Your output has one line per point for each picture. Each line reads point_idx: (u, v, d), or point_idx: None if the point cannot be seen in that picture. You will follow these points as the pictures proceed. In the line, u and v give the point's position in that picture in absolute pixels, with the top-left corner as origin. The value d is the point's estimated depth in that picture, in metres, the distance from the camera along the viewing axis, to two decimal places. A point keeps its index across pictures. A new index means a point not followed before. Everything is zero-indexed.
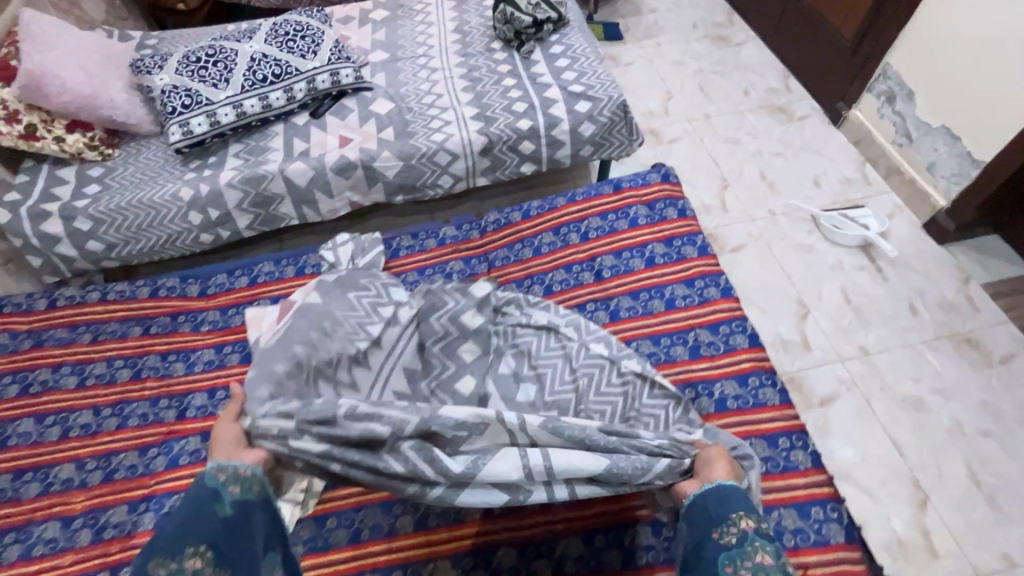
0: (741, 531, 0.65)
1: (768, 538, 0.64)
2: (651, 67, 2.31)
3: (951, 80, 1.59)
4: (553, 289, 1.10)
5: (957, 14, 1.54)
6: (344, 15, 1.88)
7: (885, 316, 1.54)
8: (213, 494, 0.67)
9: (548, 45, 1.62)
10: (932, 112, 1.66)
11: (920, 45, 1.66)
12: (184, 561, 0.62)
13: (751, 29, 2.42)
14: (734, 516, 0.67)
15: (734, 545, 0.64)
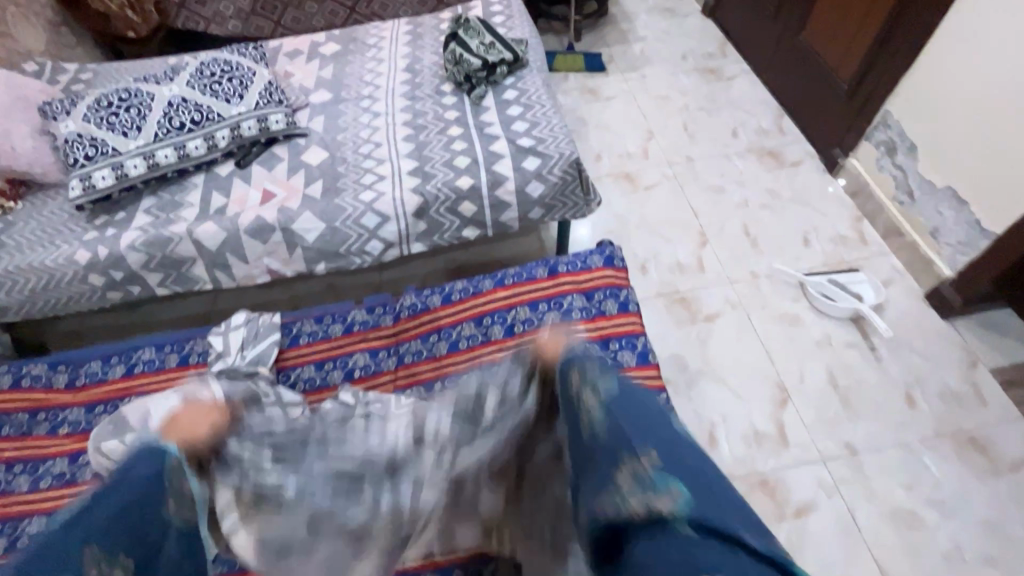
0: (564, 387, 0.61)
1: (580, 369, 0.60)
2: (634, 103, 2.13)
3: (961, 140, 1.39)
4: None
5: (965, 66, 1.35)
6: (292, 49, 1.73)
7: (877, 407, 1.34)
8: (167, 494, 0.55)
9: (501, 89, 1.46)
10: (937, 172, 1.46)
11: (925, 96, 1.46)
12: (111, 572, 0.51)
13: (744, 61, 2.24)
14: (557, 375, 0.63)
15: (565, 397, 0.61)
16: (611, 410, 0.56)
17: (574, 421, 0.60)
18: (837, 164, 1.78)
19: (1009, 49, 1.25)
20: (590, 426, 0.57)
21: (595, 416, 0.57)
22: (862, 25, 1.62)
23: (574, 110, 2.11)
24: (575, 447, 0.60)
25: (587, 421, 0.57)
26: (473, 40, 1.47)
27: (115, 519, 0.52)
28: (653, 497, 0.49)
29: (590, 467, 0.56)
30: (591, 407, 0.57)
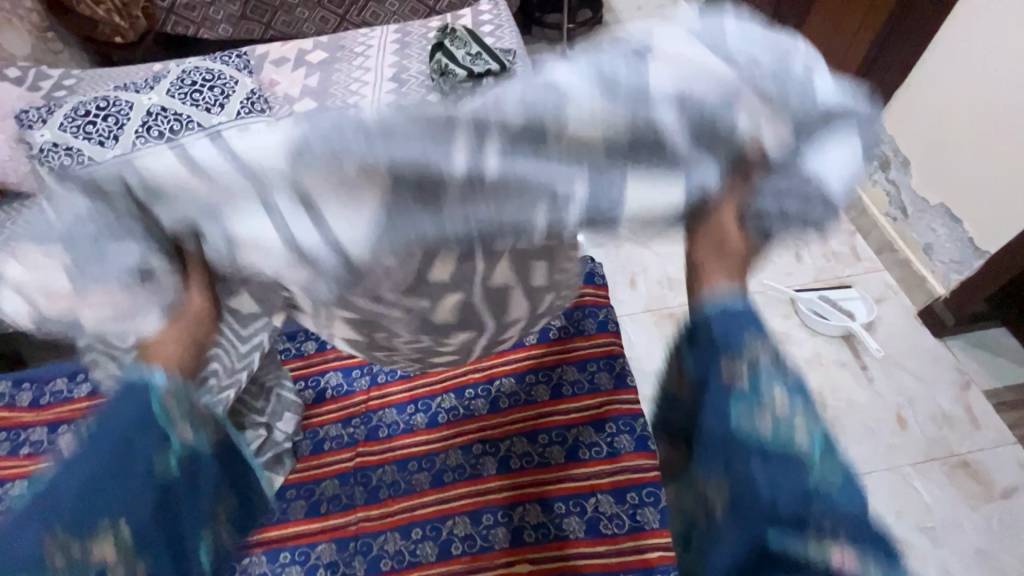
0: (760, 373, 0.49)
1: (788, 384, 0.49)
2: None
3: (957, 155, 1.36)
4: None
5: (957, 87, 1.33)
6: (279, 56, 1.71)
7: (868, 430, 1.31)
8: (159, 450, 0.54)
9: None
10: (929, 189, 1.44)
11: (919, 112, 1.44)
12: (93, 547, 0.51)
13: None
14: (750, 342, 0.50)
15: (749, 389, 0.49)
16: (833, 451, 0.47)
17: (756, 426, 0.48)
18: None
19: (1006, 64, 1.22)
20: (809, 463, 0.46)
21: (820, 451, 0.47)
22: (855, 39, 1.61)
23: None
24: (741, 447, 0.48)
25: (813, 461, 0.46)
26: (460, 50, 1.45)
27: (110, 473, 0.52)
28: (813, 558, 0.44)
29: (770, 493, 0.46)
30: (811, 436, 0.47)
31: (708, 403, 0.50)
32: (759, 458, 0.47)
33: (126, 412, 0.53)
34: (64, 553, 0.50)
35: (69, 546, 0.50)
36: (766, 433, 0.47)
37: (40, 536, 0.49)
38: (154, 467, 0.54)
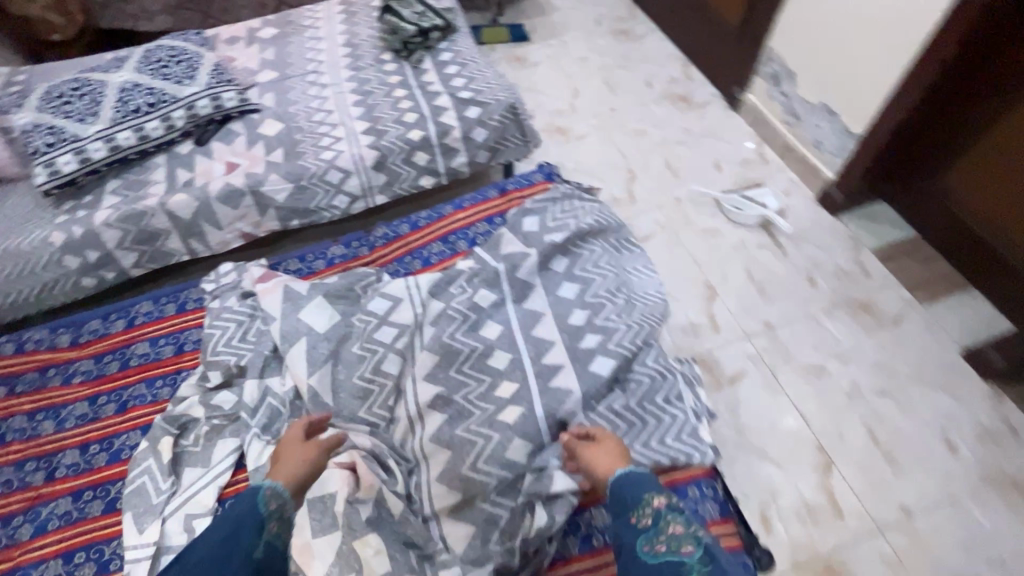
0: (654, 510, 0.72)
1: (674, 509, 0.72)
2: (559, 66, 2.34)
3: (830, 45, 1.64)
4: (431, 261, 1.15)
5: (812, 14, 1.67)
6: (231, 36, 1.81)
7: (787, 291, 1.60)
8: (254, 528, 0.68)
9: (437, 52, 1.61)
10: (816, 86, 1.73)
11: (797, 21, 1.73)
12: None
13: (652, 21, 2.49)
14: (646, 497, 0.73)
15: (650, 526, 0.71)
16: (710, 554, 0.69)
17: (657, 553, 0.69)
18: (738, 100, 2.05)
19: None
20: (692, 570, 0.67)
21: (706, 565, 0.68)
22: None
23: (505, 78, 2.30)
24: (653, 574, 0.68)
25: (693, 562, 0.67)
26: (407, 10, 1.61)
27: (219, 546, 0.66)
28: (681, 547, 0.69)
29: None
30: (694, 543, 0.69)
31: (621, 542, 0.72)
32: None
33: (246, 496, 0.72)
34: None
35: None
36: (662, 553, 0.69)
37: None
38: (246, 543, 0.67)
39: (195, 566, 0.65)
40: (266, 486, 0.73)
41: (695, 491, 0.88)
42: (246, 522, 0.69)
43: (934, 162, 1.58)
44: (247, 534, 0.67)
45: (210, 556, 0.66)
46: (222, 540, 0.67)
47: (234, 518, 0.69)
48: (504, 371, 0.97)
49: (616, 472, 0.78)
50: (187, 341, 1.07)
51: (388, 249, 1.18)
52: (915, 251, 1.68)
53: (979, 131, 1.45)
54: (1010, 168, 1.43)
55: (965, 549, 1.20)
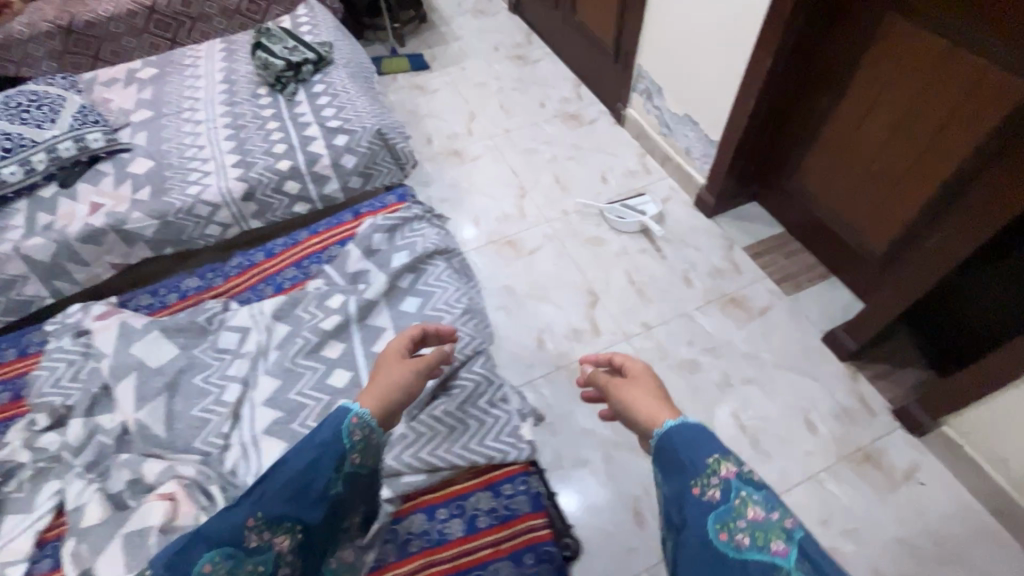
0: (724, 481, 0.70)
1: (752, 486, 0.69)
2: (457, 92, 2.42)
3: (696, 20, 1.64)
4: (283, 286, 1.16)
5: (665, 31, 1.79)
6: (109, 77, 1.82)
7: (664, 291, 1.68)
8: (336, 464, 0.77)
9: (310, 85, 1.65)
10: (701, 67, 1.69)
11: (662, 25, 1.79)
12: (274, 536, 0.74)
13: (547, 46, 2.61)
14: (714, 465, 0.71)
15: (721, 500, 0.69)
16: (812, 557, 0.62)
17: (736, 542, 0.65)
18: (622, 116, 2.16)
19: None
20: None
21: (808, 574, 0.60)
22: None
23: (405, 105, 2.36)
24: (730, 564, 0.64)
25: (787, 563, 0.61)
26: (278, 46, 1.66)
27: (303, 478, 0.75)
28: (766, 535, 0.64)
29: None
30: (787, 538, 0.63)
31: (686, 515, 0.71)
32: (737, 572, 0.63)
33: (331, 425, 0.78)
34: (257, 534, 0.73)
35: (261, 531, 0.73)
36: (743, 543, 0.64)
37: (249, 525, 0.73)
38: (327, 481, 0.76)
39: (274, 502, 0.74)
40: (352, 416, 0.80)
41: (510, 487, 1.02)
42: (331, 455, 0.77)
43: (794, 142, 1.66)
44: (329, 472, 0.76)
45: (291, 490, 0.74)
46: (307, 470, 0.75)
47: (317, 448, 0.77)
48: (343, 389, 0.99)
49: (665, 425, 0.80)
50: (20, 387, 1.04)
51: (242, 277, 1.19)
52: (782, 245, 1.79)
53: (826, 113, 1.52)
54: (849, 149, 1.50)
55: (823, 525, 1.26)
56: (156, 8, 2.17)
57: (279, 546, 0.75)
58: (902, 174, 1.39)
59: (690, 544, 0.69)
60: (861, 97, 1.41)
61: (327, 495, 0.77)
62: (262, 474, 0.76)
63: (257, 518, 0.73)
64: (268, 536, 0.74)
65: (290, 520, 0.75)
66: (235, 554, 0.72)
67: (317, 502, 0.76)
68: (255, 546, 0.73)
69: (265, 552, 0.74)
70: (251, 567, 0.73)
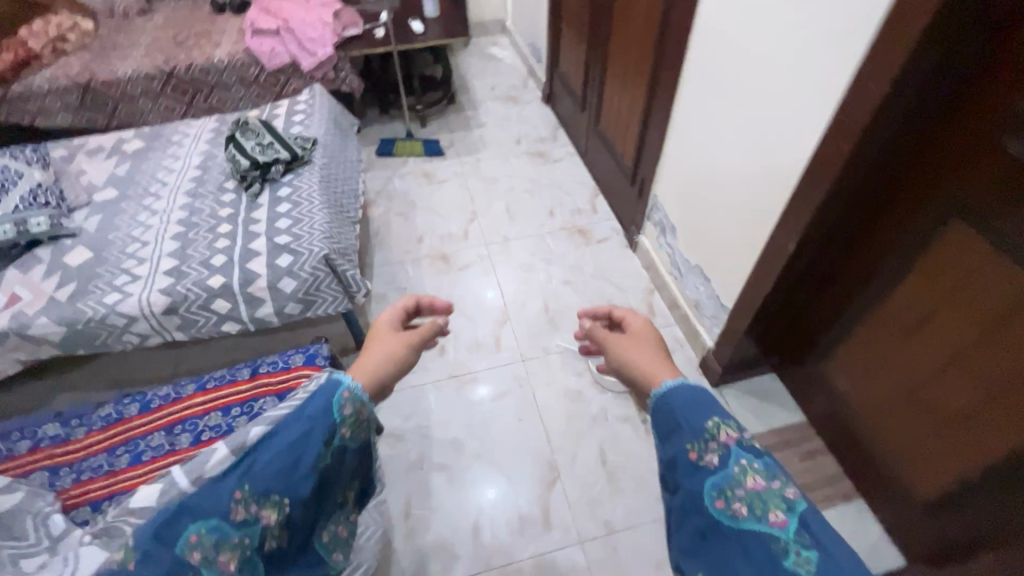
0: (723, 446, 0.60)
1: (752, 453, 0.59)
2: (465, 185, 2.27)
3: (719, 148, 1.36)
4: (141, 457, 0.97)
5: (690, 166, 1.52)
6: (96, 145, 1.77)
7: (640, 481, 1.38)
8: (326, 437, 0.78)
9: (277, 186, 1.51)
10: (719, 202, 1.40)
11: (686, 141, 1.52)
12: (262, 510, 0.71)
13: (572, 144, 2.44)
14: (710, 426, 0.62)
15: (717, 465, 0.59)
16: (815, 530, 0.52)
17: (729, 510, 0.56)
18: (635, 241, 1.92)
19: (706, 52, 1.33)
20: (784, 549, 0.51)
21: (809, 549, 0.51)
22: (632, 117, 1.81)
23: (407, 194, 2.23)
24: (720, 532, 0.56)
25: (786, 536, 0.52)
26: (251, 141, 1.54)
27: (297, 442, 0.75)
28: (768, 507, 0.54)
29: (739, 558, 0.53)
30: (786, 510, 0.54)
31: (678, 480, 0.62)
32: (731, 541, 0.54)
33: (322, 397, 0.80)
34: (244, 507, 0.70)
35: (248, 504, 0.70)
36: (740, 513, 0.55)
37: (239, 495, 0.70)
38: (318, 454, 0.77)
39: (263, 472, 0.72)
40: (343, 388, 0.82)
41: None
42: (323, 426, 0.78)
43: (829, 321, 1.32)
44: (320, 443, 0.77)
45: (280, 461, 0.74)
46: (297, 441, 0.75)
47: (307, 419, 0.78)
48: None
49: (658, 386, 0.70)
50: None
51: (104, 435, 1.01)
52: (799, 441, 1.45)
53: (875, 301, 1.18)
54: (901, 353, 1.16)
55: None
56: (175, 73, 2.16)
57: (266, 522, 0.72)
58: (956, 418, 1.06)
59: (682, 512, 0.60)
60: (922, 300, 1.07)
61: (316, 469, 0.76)
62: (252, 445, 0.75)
63: (244, 490, 0.70)
64: (255, 510, 0.71)
65: (279, 494, 0.73)
66: (220, 527, 0.68)
67: (306, 479, 0.75)
68: (241, 521, 0.69)
69: (252, 526, 0.70)
70: (237, 541, 0.69)
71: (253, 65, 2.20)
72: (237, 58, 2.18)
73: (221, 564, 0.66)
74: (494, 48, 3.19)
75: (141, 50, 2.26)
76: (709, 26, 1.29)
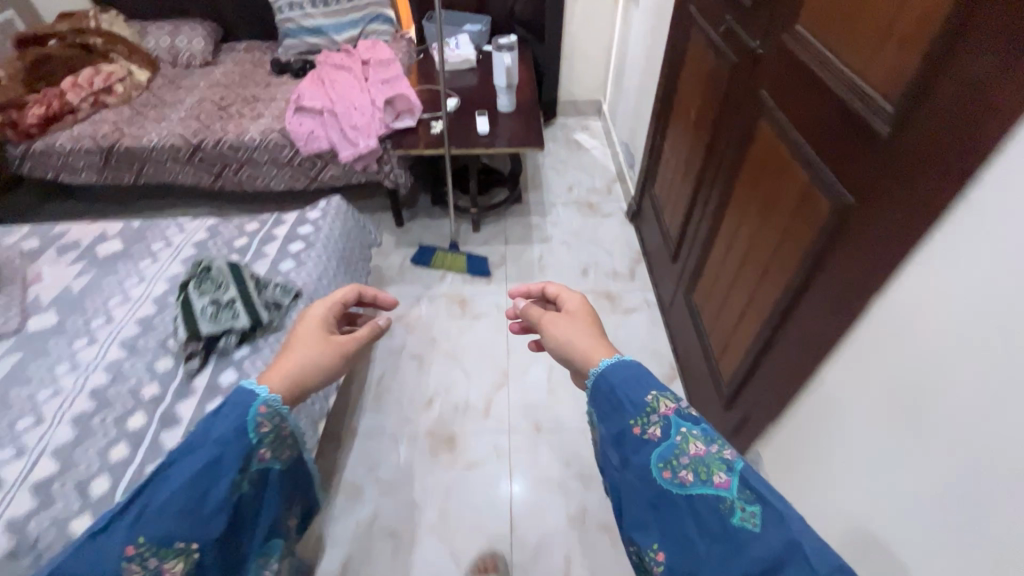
0: (664, 419, 0.55)
1: (692, 421, 0.55)
2: (504, 327, 1.79)
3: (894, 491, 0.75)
4: None
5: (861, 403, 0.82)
6: (73, 239, 1.49)
7: None
8: (239, 466, 0.81)
9: (224, 364, 1.12)
10: (850, 546, 0.84)
11: (831, 415, 0.91)
12: (166, 560, 0.81)
13: (651, 290, 1.89)
14: (652, 401, 0.57)
15: (660, 437, 0.55)
16: (758, 488, 0.50)
17: (676, 480, 0.52)
18: None
19: (903, 336, 0.73)
20: (730, 507, 0.49)
21: (754, 504, 0.49)
22: (742, 318, 1.22)
23: (431, 327, 1.79)
24: (673, 505, 0.51)
25: (729, 496, 0.49)
26: (204, 297, 1.15)
27: (191, 482, 0.79)
28: (709, 470, 0.52)
29: (693, 529, 0.50)
30: (729, 469, 0.51)
31: (625, 456, 0.56)
32: (680, 511, 0.51)
33: (230, 416, 0.79)
34: (141, 558, 0.80)
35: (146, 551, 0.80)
36: (686, 480, 0.52)
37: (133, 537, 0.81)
38: (225, 489, 0.81)
39: (154, 521, 0.80)
40: (260, 405, 0.79)
41: None
42: (228, 457, 0.78)
43: None
44: (226, 480, 0.80)
45: (179, 500, 0.79)
46: (198, 478, 0.79)
47: (208, 454, 0.77)
48: None
49: (598, 362, 0.63)
50: None
51: None
52: None
53: None
54: None
55: None
56: (202, 147, 1.88)
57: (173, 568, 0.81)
58: None
59: (632, 491, 0.54)
60: None
61: (227, 501, 0.82)
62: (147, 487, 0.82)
63: (139, 545, 0.79)
64: (158, 560, 0.81)
65: (182, 538, 0.80)
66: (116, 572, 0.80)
67: (215, 516, 0.82)
68: (150, 565, 0.81)
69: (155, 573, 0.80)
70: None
71: (287, 147, 1.88)
72: (271, 138, 1.87)
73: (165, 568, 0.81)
74: (582, 133, 2.72)
75: (180, 113, 2.02)
76: (932, 312, 0.68)
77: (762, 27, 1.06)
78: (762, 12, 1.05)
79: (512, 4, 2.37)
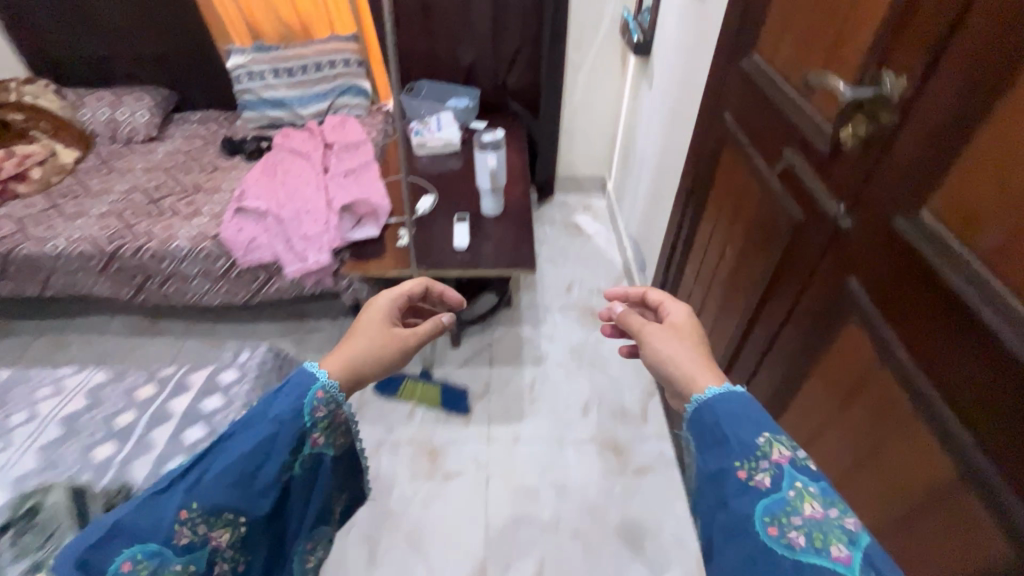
0: (774, 466, 0.52)
1: (810, 476, 0.51)
2: (483, 493, 1.42)
3: None
4: None
5: None
6: None
7: None
8: (292, 447, 0.65)
9: None
10: None
11: None
12: (211, 531, 0.61)
13: (669, 440, 1.52)
14: (761, 445, 0.53)
15: (771, 485, 0.51)
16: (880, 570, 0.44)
17: (784, 540, 0.48)
18: None
19: None
20: None
21: None
22: None
23: (391, 490, 1.41)
24: (776, 565, 0.47)
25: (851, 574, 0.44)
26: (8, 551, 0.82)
27: (247, 456, 0.63)
28: (828, 537, 0.46)
29: None
30: (850, 542, 0.46)
31: (724, 500, 0.53)
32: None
33: (289, 396, 0.67)
34: (190, 530, 0.60)
35: (194, 525, 0.60)
36: (795, 542, 0.47)
37: (179, 511, 0.60)
38: (281, 467, 0.65)
39: (211, 489, 0.61)
40: (316, 388, 0.68)
41: None
42: (287, 433, 0.65)
43: None
44: (285, 454, 0.64)
45: (235, 471, 0.62)
46: (256, 450, 0.63)
47: (272, 422, 0.65)
48: None
49: (705, 391, 0.61)
50: None
51: None
52: None
53: None
54: None
55: None
56: (119, 256, 1.55)
57: (217, 544, 0.61)
58: None
59: (731, 538, 0.51)
60: None
61: (278, 483, 0.65)
62: (201, 455, 0.65)
63: (191, 511, 0.60)
64: (204, 531, 0.61)
65: (233, 511, 0.62)
66: (161, 552, 0.60)
67: (266, 494, 0.64)
68: (185, 546, 0.60)
69: (197, 553, 0.61)
70: (179, 569, 0.60)
71: (222, 257, 1.54)
72: (202, 247, 1.53)
73: (214, 540, 0.61)
74: (584, 215, 2.39)
75: (101, 207, 1.68)
76: None
77: (852, 185, 0.71)
78: (851, 165, 0.71)
79: (504, 76, 2.08)
